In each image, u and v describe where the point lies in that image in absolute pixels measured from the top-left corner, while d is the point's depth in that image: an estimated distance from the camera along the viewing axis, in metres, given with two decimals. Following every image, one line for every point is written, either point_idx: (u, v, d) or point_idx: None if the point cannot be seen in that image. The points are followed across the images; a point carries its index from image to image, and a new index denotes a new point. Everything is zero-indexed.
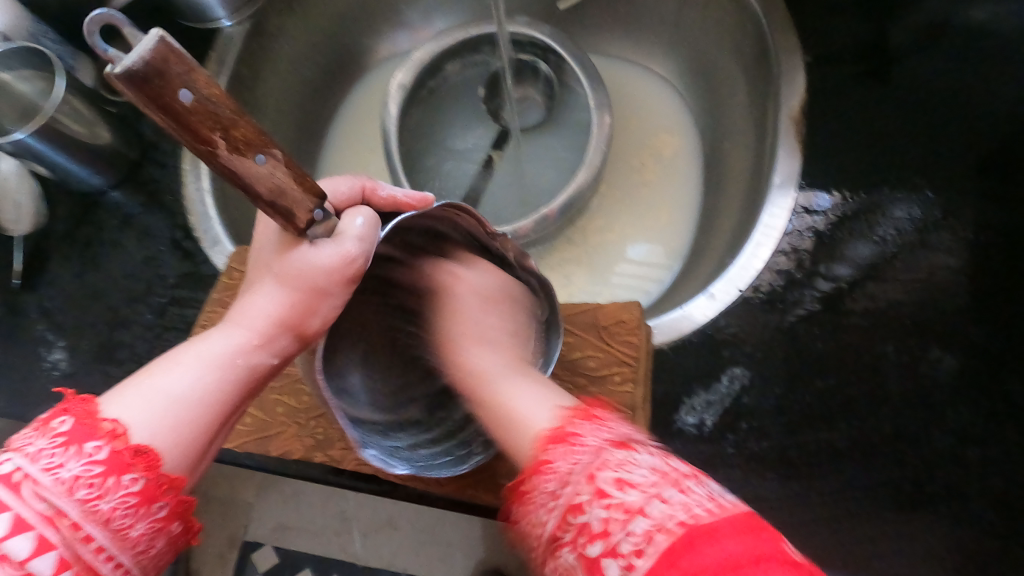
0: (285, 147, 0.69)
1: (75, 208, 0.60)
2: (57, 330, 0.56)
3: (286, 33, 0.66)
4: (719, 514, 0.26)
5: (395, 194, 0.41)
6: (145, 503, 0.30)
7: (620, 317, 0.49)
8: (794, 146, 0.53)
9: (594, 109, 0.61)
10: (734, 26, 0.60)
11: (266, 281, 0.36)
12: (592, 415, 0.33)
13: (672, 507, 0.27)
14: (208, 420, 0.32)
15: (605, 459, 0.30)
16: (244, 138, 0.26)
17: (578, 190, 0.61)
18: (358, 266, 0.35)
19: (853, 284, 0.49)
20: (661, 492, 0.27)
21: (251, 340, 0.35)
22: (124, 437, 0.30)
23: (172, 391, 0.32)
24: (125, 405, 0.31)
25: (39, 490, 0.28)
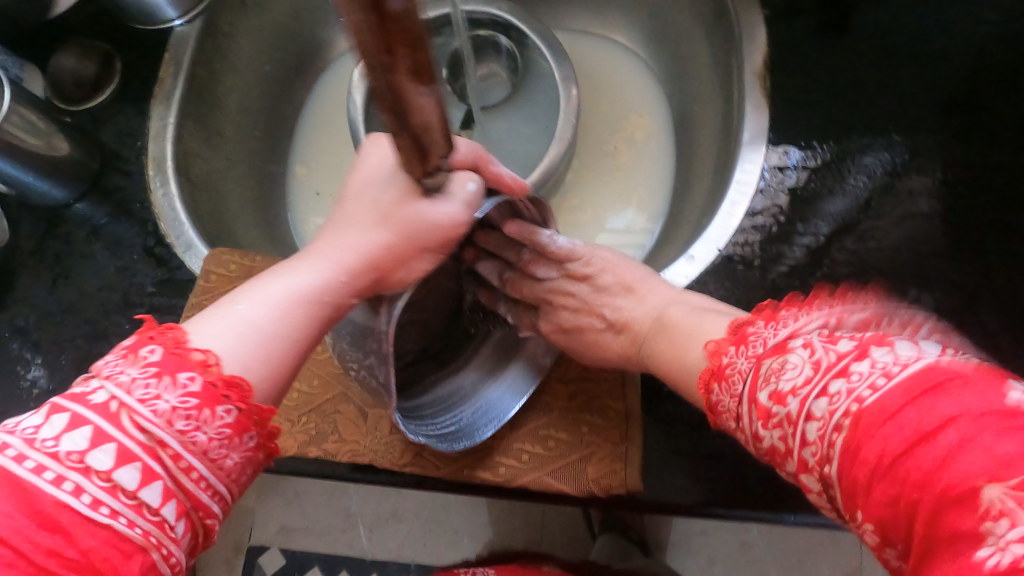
0: (253, 147, 0.68)
1: (39, 224, 0.59)
2: (34, 347, 0.55)
3: (241, 31, 0.65)
4: (896, 372, 0.27)
5: (502, 172, 0.42)
6: (237, 434, 0.33)
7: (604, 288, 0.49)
8: (761, 102, 0.53)
9: (561, 82, 0.61)
10: None
11: (360, 223, 0.40)
12: (774, 315, 0.36)
13: (853, 380, 0.28)
14: (290, 349, 0.37)
15: (772, 370, 0.31)
16: (424, 67, 0.27)
17: (552, 166, 0.61)
18: (462, 229, 0.40)
19: (830, 238, 0.49)
20: (842, 365, 0.29)
21: (336, 277, 0.38)
22: (215, 368, 0.33)
23: (259, 322, 0.36)
24: (216, 337, 0.34)
25: (137, 420, 0.30)
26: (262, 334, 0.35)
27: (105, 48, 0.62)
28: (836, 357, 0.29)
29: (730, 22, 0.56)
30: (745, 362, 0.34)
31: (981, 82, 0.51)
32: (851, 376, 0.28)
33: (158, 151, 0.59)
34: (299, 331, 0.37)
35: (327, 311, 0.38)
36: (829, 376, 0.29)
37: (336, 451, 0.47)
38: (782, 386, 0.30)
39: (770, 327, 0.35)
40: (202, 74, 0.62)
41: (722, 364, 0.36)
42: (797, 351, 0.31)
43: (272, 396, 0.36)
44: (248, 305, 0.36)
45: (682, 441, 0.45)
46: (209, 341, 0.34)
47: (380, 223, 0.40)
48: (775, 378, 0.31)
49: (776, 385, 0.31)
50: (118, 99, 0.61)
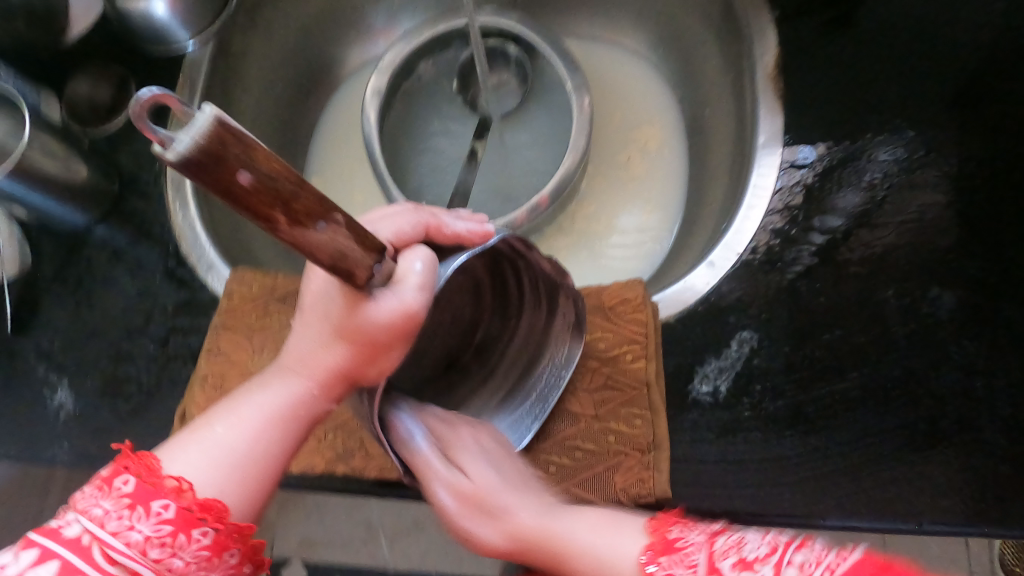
0: None
1: (61, 247, 0.59)
2: (60, 370, 0.56)
3: (252, 52, 0.66)
4: (848, 558, 0.29)
5: (459, 230, 0.40)
6: (217, 553, 0.35)
7: (624, 296, 0.49)
8: (773, 105, 0.53)
9: (572, 90, 0.62)
10: None
11: (311, 327, 0.37)
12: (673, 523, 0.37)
13: (812, 557, 0.30)
14: (266, 466, 0.37)
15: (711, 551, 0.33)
16: (305, 209, 0.25)
17: (567, 173, 0.61)
18: (418, 320, 0.35)
19: (847, 234, 0.49)
20: (784, 559, 0.31)
21: (307, 388, 0.38)
22: (187, 494, 0.35)
23: (231, 446, 0.36)
24: (188, 461, 0.36)
25: (109, 554, 0.32)
26: (234, 456, 0.36)
27: (119, 72, 0.62)
28: (753, 557, 0.32)
29: (739, 26, 0.57)
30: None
31: (993, 75, 0.51)
32: (802, 557, 0.30)
33: (176, 173, 0.60)
34: (273, 443, 0.37)
35: (301, 422, 0.38)
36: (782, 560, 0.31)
37: (364, 467, 0.48)
38: (744, 555, 0.32)
39: (696, 534, 0.35)
40: (218, 95, 0.63)
41: (672, 539, 0.35)
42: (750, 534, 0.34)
43: (256, 511, 0.37)
44: (221, 428, 0.37)
45: (707, 449, 0.45)
46: (180, 469, 0.35)
47: (331, 331, 0.36)
48: (734, 552, 0.32)
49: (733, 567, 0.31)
50: (135, 122, 0.62)
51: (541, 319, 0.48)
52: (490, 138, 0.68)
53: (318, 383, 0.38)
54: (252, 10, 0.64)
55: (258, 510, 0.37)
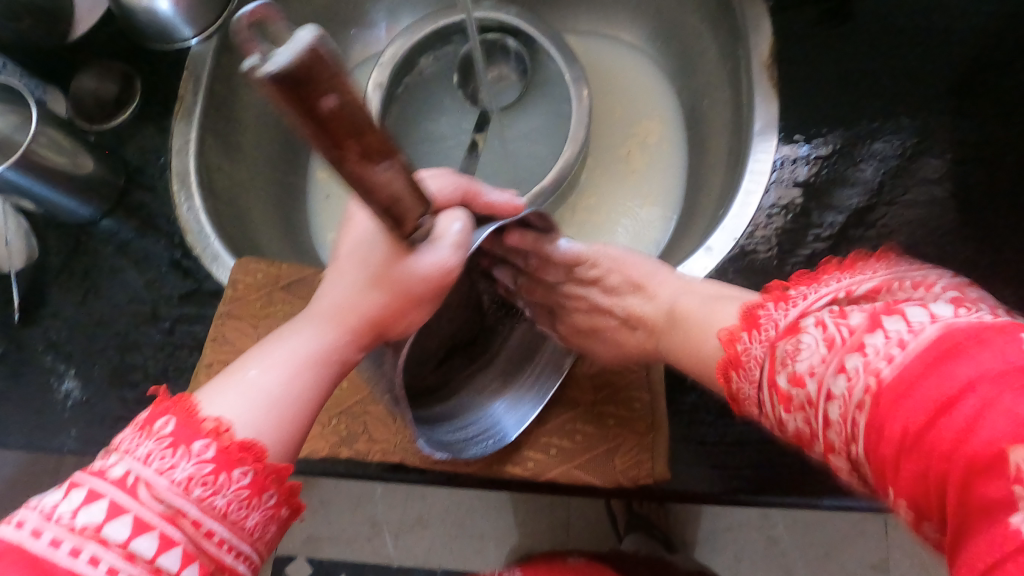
0: (272, 159, 0.70)
1: (67, 240, 0.60)
2: (67, 360, 0.56)
3: None
4: (927, 339, 0.27)
5: (492, 201, 0.43)
6: (256, 493, 0.34)
7: (624, 282, 0.50)
8: (769, 94, 0.54)
9: (571, 83, 0.62)
10: None
11: (349, 278, 0.40)
12: (784, 296, 0.36)
13: (871, 347, 0.28)
14: (301, 409, 0.38)
15: (782, 349, 0.33)
16: (376, 146, 0.26)
17: (567, 166, 0.62)
18: (453, 273, 0.38)
19: (848, 226, 0.50)
20: (852, 350, 0.29)
21: (340, 338, 0.39)
22: (227, 434, 0.34)
23: (268, 388, 0.37)
24: (226, 403, 0.36)
25: (154, 491, 0.31)
26: (271, 400, 0.37)
27: (123, 69, 0.63)
28: (846, 341, 0.30)
29: (735, 16, 0.57)
30: (764, 348, 0.34)
31: (986, 63, 0.52)
32: (884, 338, 0.28)
33: (181, 167, 0.61)
34: (305, 391, 0.38)
35: (334, 370, 0.39)
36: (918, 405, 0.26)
37: (368, 452, 0.48)
38: (799, 354, 0.32)
39: (778, 310, 0.35)
40: (221, 89, 0.64)
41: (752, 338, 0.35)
42: (858, 311, 0.31)
43: (290, 453, 0.37)
44: (257, 372, 0.37)
45: (707, 430, 0.45)
46: (218, 409, 0.35)
47: (369, 279, 0.39)
48: (793, 351, 0.32)
49: (789, 347, 0.32)
50: (140, 115, 0.63)
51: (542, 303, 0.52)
52: (490, 132, 0.69)
53: (351, 332, 0.39)
54: None
55: (292, 453, 0.37)
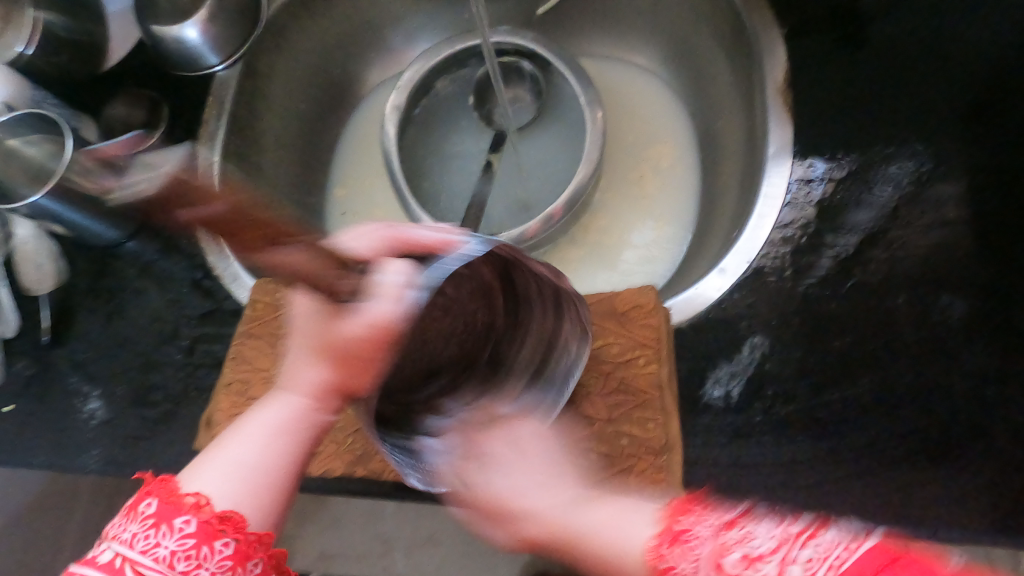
0: (291, 181, 0.72)
1: (94, 262, 0.62)
2: (92, 380, 0.58)
3: (279, 73, 0.69)
4: (852, 549, 0.29)
5: (427, 237, 0.43)
6: (240, 562, 0.38)
7: (636, 301, 0.49)
8: (783, 115, 0.54)
9: (587, 105, 0.63)
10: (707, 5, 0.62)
11: (302, 353, 0.43)
12: (690, 508, 0.35)
13: (812, 560, 0.29)
14: (279, 477, 0.41)
15: (722, 542, 0.32)
16: (274, 234, 0.35)
17: (581, 186, 0.62)
18: (394, 325, 0.40)
19: (865, 249, 0.49)
20: (787, 555, 0.30)
21: (305, 404, 0.43)
22: (207, 508, 0.38)
23: (242, 461, 0.41)
24: (206, 479, 0.40)
25: (139, 569, 0.36)
26: (249, 470, 0.40)
27: (150, 95, 0.65)
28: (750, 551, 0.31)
29: (748, 40, 0.58)
30: (692, 550, 0.33)
31: (1000, 89, 0.52)
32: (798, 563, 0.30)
33: (202, 190, 0.63)
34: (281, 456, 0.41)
35: (306, 434, 0.42)
36: (799, 542, 0.30)
37: (383, 471, 0.49)
38: (733, 555, 0.31)
39: (712, 514, 0.34)
40: (245, 114, 0.67)
41: (679, 527, 0.34)
42: (763, 525, 0.32)
43: (273, 521, 0.40)
44: (235, 447, 0.41)
45: (720, 452, 0.45)
46: (199, 485, 0.39)
47: (319, 351, 0.42)
48: (740, 546, 0.31)
49: (744, 547, 0.31)
50: (166, 140, 0.65)
51: (549, 318, 0.47)
52: (505, 152, 0.70)
53: (314, 399, 0.43)
54: (278, 33, 0.68)
55: (276, 519, 0.40)
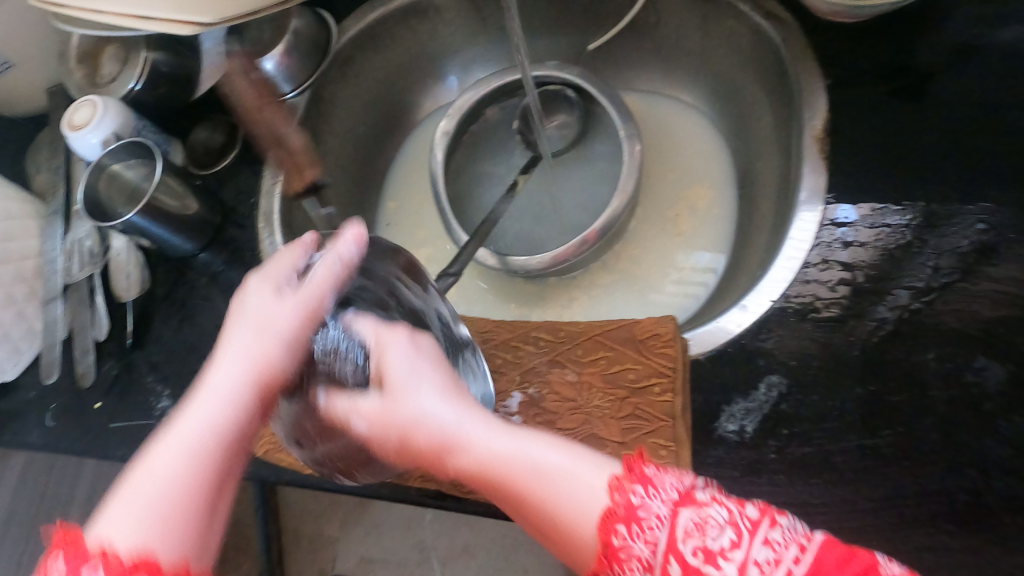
0: (347, 199, 0.77)
1: (171, 272, 0.69)
2: (163, 380, 0.64)
3: (340, 100, 0.75)
4: (812, 547, 0.29)
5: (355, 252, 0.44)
6: None
7: (655, 330, 0.50)
8: (818, 158, 0.53)
9: (625, 138, 0.65)
10: (754, 51, 0.62)
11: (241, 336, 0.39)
12: (640, 474, 0.35)
13: (772, 549, 0.30)
14: (193, 493, 0.31)
15: (674, 522, 0.32)
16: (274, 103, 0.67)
17: (614, 214, 0.65)
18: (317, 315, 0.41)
19: (913, 304, 0.47)
20: (750, 553, 0.30)
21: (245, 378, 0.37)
22: (112, 555, 0.29)
23: (170, 462, 0.32)
24: (117, 517, 0.30)
25: None
26: (167, 504, 0.31)
27: (230, 120, 0.73)
28: (712, 531, 0.31)
29: (793, 88, 0.57)
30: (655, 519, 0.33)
31: None
32: (765, 552, 0.30)
33: (267, 206, 0.69)
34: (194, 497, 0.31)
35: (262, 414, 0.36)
36: (759, 537, 0.30)
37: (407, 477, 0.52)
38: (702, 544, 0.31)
39: (653, 492, 0.34)
40: (308, 137, 0.72)
41: (632, 504, 0.34)
42: (717, 506, 0.32)
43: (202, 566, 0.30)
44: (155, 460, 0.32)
45: (731, 487, 0.45)
46: (111, 522, 0.30)
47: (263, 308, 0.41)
48: (697, 533, 0.31)
49: (695, 513, 0.32)
50: (239, 160, 0.72)
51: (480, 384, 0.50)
52: (542, 175, 0.73)
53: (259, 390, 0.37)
54: (343, 63, 0.73)
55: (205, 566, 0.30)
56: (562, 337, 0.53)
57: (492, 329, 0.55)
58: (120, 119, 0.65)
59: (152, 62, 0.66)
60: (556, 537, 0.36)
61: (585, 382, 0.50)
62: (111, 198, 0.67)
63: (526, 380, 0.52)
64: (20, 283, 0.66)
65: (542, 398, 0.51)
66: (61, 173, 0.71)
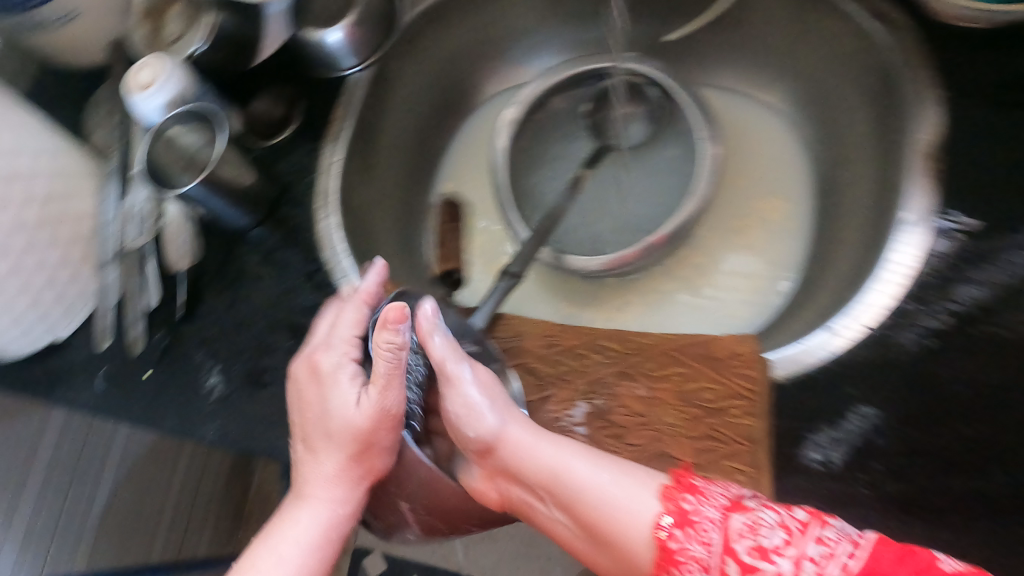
0: (402, 181, 0.75)
1: (223, 246, 0.68)
2: (214, 357, 0.63)
3: (402, 79, 0.72)
4: (863, 546, 0.35)
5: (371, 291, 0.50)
6: None
7: (735, 350, 0.49)
8: (926, 175, 0.50)
9: (701, 141, 0.63)
10: (855, 55, 0.59)
11: (326, 441, 0.49)
12: (693, 487, 0.41)
13: (822, 547, 0.35)
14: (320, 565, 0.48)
15: (729, 525, 0.38)
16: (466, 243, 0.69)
17: (685, 220, 0.62)
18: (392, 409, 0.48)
19: (988, 309, 0.46)
20: (801, 548, 0.35)
21: (331, 476, 0.49)
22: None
23: (290, 553, 0.47)
24: None
25: None
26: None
27: (290, 91, 0.70)
28: (765, 533, 0.36)
29: (897, 99, 0.54)
30: (713, 522, 0.38)
31: None
32: (816, 548, 0.35)
33: (324, 186, 0.67)
34: (338, 530, 0.49)
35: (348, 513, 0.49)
36: (809, 536, 0.36)
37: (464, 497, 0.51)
38: (756, 542, 0.36)
39: (709, 502, 0.40)
40: (367, 116, 0.70)
41: (686, 509, 0.39)
42: (767, 512, 0.38)
43: None
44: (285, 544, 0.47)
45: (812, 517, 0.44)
46: None
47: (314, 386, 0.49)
48: (751, 533, 0.37)
49: (749, 516, 0.38)
50: (298, 133, 0.70)
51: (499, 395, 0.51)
52: (608, 165, 0.71)
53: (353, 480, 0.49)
54: (410, 40, 0.70)
55: None
56: (632, 348, 0.51)
57: (556, 332, 0.53)
58: (185, 83, 0.62)
59: (217, 27, 0.63)
60: (610, 546, 0.41)
61: (656, 398, 0.49)
62: (165, 162, 0.66)
63: (593, 391, 0.50)
64: (77, 244, 0.63)
65: (609, 410, 0.49)
66: (120, 133, 0.70)
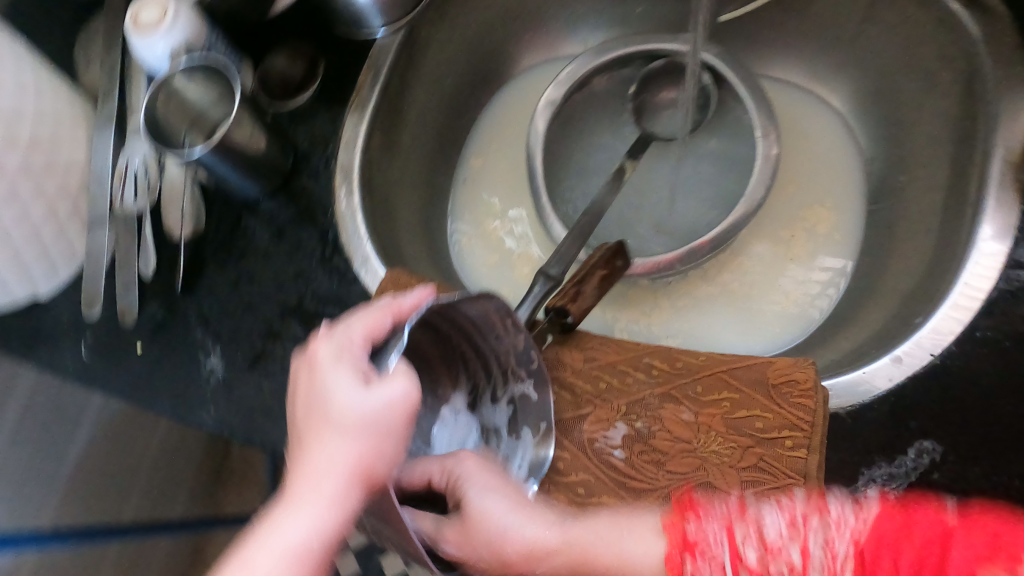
0: (426, 156, 0.69)
1: (228, 216, 0.62)
2: (216, 338, 0.59)
3: (433, 45, 0.66)
4: (868, 522, 0.34)
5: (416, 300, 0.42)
6: None
7: (792, 376, 0.44)
8: (1009, 196, 0.49)
9: (762, 138, 0.57)
10: (939, 60, 0.56)
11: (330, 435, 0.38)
12: (692, 507, 0.38)
13: (830, 533, 0.35)
14: None
15: (734, 534, 0.36)
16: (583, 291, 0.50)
17: (733, 224, 0.57)
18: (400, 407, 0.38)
19: None
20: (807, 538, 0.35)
21: (328, 496, 0.37)
22: None
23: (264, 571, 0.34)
24: None
25: None
26: None
27: (311, 52, 0.64)
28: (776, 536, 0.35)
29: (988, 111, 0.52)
30: (718, 527, 0.36)
31: None
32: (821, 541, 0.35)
33: (346, 160, 0.61)
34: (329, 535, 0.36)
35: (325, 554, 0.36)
36: (815, 530, 0.35)
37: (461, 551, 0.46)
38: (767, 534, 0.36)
39: (713, 519, 0.37)
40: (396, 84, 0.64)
41: (691, 535, 0.37)
42: (770, 513, 0.36)
43: None
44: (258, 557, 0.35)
45: None
46: None
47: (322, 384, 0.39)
48: (757, 537, 0.36)
49: (753, 524, 0.36)
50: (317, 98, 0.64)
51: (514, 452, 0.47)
52: (650, 158, 0.66)
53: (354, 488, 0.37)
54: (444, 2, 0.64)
55: None
56: (678, 367, 0.47)
57: (595, 347, 0.49)
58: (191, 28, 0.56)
59: None
60: None
61: (703, 424, 0.45)
62: (168, 120, 0.59)
63: (633, 412, 0.46)
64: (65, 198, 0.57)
65: (650, 434, 0.46)
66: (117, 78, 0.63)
